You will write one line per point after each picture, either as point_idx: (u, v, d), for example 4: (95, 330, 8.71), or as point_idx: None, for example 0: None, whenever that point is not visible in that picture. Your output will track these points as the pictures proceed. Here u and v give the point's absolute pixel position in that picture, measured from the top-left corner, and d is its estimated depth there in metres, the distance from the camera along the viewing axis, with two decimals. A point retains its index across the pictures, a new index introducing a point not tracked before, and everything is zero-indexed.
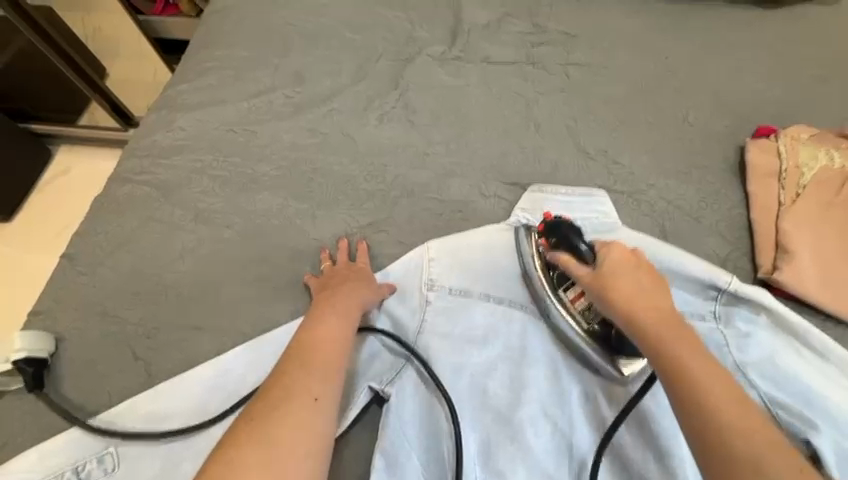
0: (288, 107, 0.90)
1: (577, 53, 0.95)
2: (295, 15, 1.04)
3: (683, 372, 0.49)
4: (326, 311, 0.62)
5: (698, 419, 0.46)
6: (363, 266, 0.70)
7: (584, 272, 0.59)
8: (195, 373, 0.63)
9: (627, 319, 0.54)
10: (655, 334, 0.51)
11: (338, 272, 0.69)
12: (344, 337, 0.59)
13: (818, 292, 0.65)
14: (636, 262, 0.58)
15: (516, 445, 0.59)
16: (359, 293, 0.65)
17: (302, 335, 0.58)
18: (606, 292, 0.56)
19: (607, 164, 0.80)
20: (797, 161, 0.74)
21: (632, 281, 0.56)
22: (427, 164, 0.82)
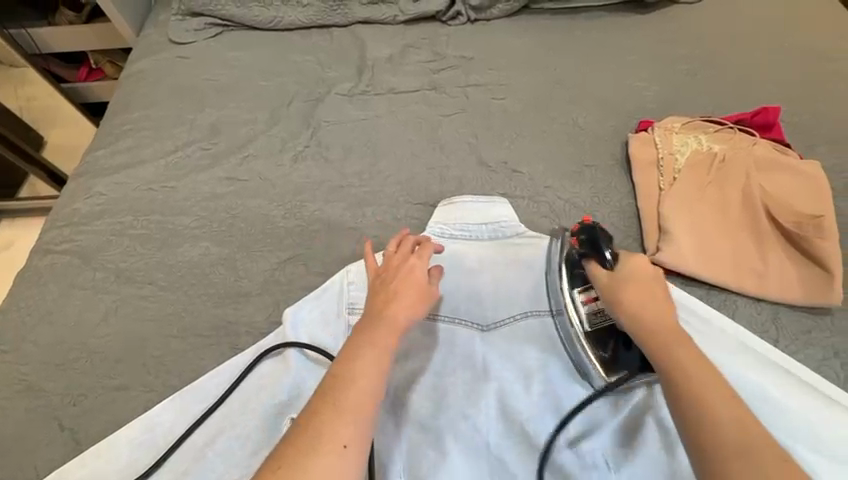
0: (205, 160, 0.93)
1: (474, 74, 1.02)
2: (209, 71, 1.09)
3: (679, 366, 0.51)
4: (362, 333, 0.57)
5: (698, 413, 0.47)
6: (409, 268, 0.64)
7: (600, 272, 0.63)
8: (114, 437, 0.64)
9: (638, 325, 0.56)
10: (664, 342, 0.53)
11: (387, 277, 0.64)
12: (380, 362, 0.54)
13: (699, 266, 0.71)
14: (656, 272, 0.61)
15: (437, 451, 0.63)
16: (399, 308, 0.59)
17: (335, 366, 0.54)
18: (616, 295, 0.59)
19: (508, 174, 0.86)
20: (671, 149, 0.82)
21: (650, 296, 0.58)
22: (342, 196, 0.86)
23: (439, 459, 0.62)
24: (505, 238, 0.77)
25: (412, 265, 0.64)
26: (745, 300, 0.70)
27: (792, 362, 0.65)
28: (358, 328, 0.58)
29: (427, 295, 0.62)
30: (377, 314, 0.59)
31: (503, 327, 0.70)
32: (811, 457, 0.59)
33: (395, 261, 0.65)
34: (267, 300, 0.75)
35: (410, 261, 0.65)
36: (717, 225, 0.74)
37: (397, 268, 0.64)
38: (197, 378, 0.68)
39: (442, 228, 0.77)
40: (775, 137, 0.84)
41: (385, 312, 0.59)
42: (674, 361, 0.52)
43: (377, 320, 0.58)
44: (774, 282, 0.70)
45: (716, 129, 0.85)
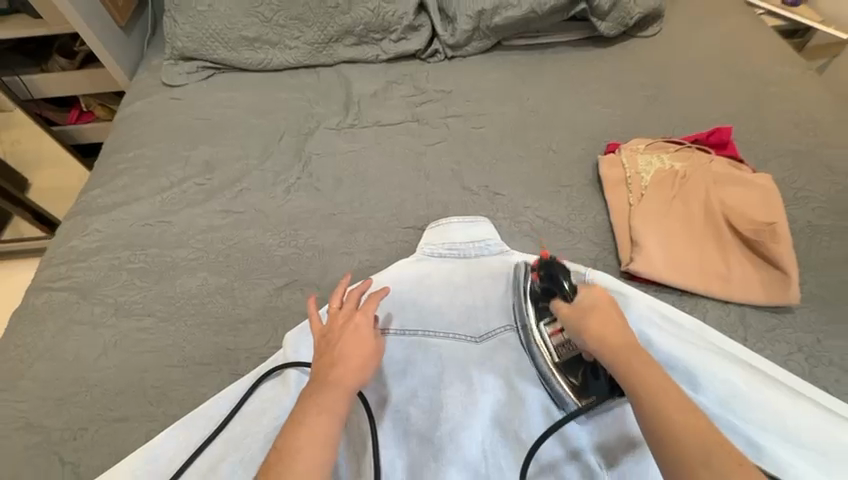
0: (201, 194, 0.97)
1: (454, 106, 1.09)
2: (202, 111, 1.14)
3: (634, 377, 0.52)
4: (307, 399, 0.55)
5: (667, 428, 0.47)
6: (353, 328, 0.61)
7: (562, 308, 0.62)
8: (118, 470, 0.64)
9: (606, 349, 0.55)
10: (625, 360, 0.53)
11: (331, 340, 0.61)
12: (326, 427, 0.52)
13: (671, 275, 0.76)
14: (611, 299, 0.61)
15: (438, 462, 0.65)
16: (350, 374, 0.57)
17: (283, 438, 0.52)
18: (579, 322, 0.58)
19: (489, 196, 0.92)
20: (638, 168, 0.89)
21: (609, 321, 0.57)
22: (334, 223, 0.91)
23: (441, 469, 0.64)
24: (490, 254, 0.81)
25: (357, 323, 0.62)
26: (713, 304, 0.76)
27: (761, 360, 0.69)
28: (305, 395, 0.56)
29: (374, 351, 0.60)
30: (323, 379, 0.56)
31: (492, 338, 0.74)
32: (784, 445, 0.63)
33: (339, 319, 0.63)
34: (265, 326, 0.78)
35: (355, 318, 0.62)
36: (685, 236, 0.80)
37: (342, 328, 0.62)
38: (199, 405, 0.70)
39: (431, 248, 0.81)
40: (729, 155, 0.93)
41: (331, 378, 0.56)
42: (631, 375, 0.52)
43: (323, 383, 0.56)
44: (740, 285, 0.75)
45: (677, 148, 0.92)
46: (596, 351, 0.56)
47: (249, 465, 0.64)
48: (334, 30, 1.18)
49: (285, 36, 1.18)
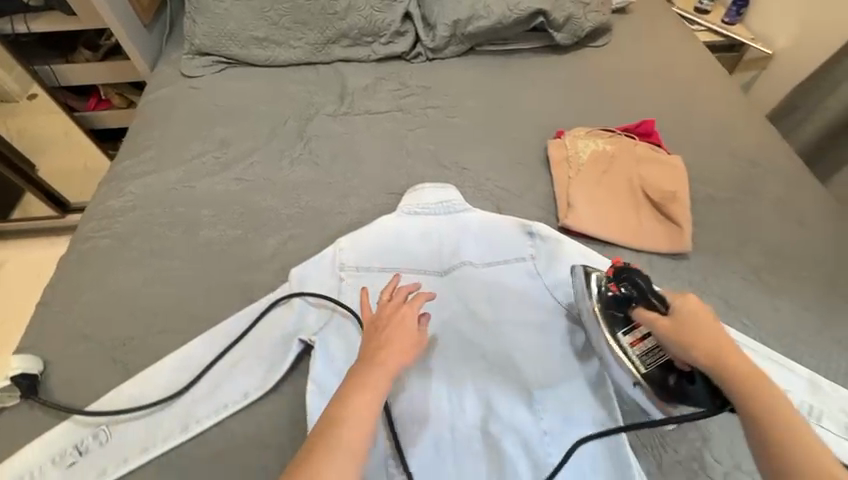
0: (218, 166, 1.16)
1: (432, 100, 1.30)
2: (218, 99, 1.33)
3: (741, 380, 0.61)
4: (359, 373, 0.67)
5: (761, 419, 0.58)
6: (401, 319, 0.75)
7: (658, 318, 0.69)
8: (161, 365, 0.82)
9: (702, 356, 0.64)
10: (719, 361, 0.63)
11: (382, 325, 0.74)
12: (372, 398, 0.65)
13: (595, 229, 0.97)
14: (707, 311, 0.68)
15: None
16: (390, 357, 0.69)
17: (335, 401, 0.65)
18: (682, 333, 0.66)
19: (458, 170, 1.12)
20: (577, 149, 1.10)
21: (710, 330, 0.66)
22: (330, 190, 1.10)
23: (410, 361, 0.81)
24: (455, 213, 1.01)
25: (404, 314, 0.76)
26: (629, 252, 0.97)
27: (658, 288, 0.90)
28: (357, 372, 0.68)
29: (416, 341, 0.74)
30: (372, 360, 0.69)
31: (453, 270, 0.92)
32: None
33: (388, 309, 0.77)
34: (273, 266, 0.97)
35: (402, 310, 0.77)
36: (609, 201, 1.02)
37: (391, 317, 0.76)
38: (221, 322, 0.88)
39: (408, 208, 1.01)
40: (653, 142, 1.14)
41: (376, 360, 0.69)
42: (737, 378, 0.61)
43: (372, 364, 0.68)
44: (649, 237, 0.96)
45: (610, 135, 1.14)
46: (692, 358, 0.65)
47: (263, 363, 0.82)
48: (332, 33, 1.38)
49: (290, 37, 1.39)
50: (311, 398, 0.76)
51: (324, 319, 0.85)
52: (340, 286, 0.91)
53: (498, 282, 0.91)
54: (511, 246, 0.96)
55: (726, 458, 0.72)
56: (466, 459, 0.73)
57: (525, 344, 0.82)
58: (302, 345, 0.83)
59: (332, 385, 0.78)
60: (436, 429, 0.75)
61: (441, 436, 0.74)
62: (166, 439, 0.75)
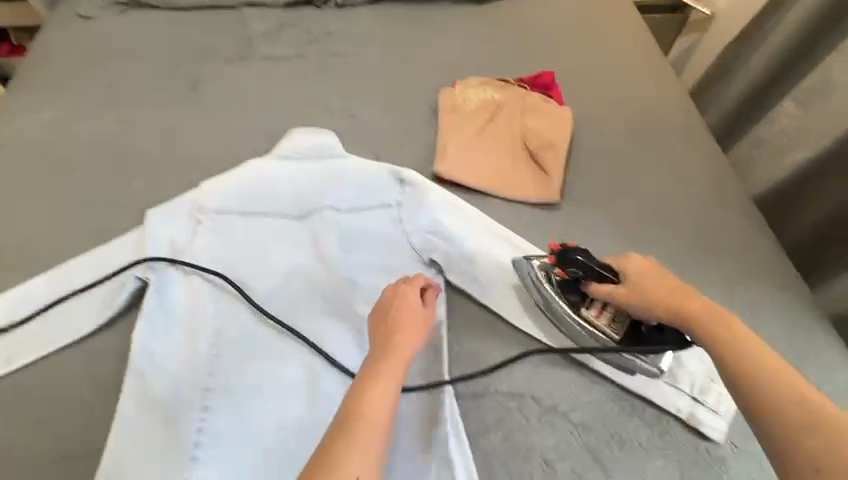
0: (98, 108, 1.11)
1: (334, 46, 1.24)
2: (111, 39, 1.26)
3: (725, 341, 0.59)
4: (373, 361, 0.65)
5: (759, 373, 0.55)
6: (404, 296, 0.72)
7: (614, 289, 0.70)
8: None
9: (669, 313, 0.64)
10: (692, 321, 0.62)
11: (387, 306, 0.71)
12: (389, 383, 0.62)
13: (468, 179, 0.95)
14: (655, 267, 0.70)
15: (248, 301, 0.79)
16: (405, 340, 0.67)
17: (356, 383, 0.62)
18: (643, 297, 0.67)
19: (344, 118, 1.09)
20: (466, 99, 1.07)
21: (669, 289, 0.66)
22: (209, 135, 1.07)
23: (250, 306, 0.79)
24: (328, 158, 0.97)
25: (405, 293, 0.72)
26: (500, 202, 0.95)
27: (518, 238, 0.88)
28: (372, 361, 0.65)
29: (423, 324, 0.71)
30: (387, 346, 0.66)
31: (312, 216, 0.89)
32: (512, 295, 0.82)
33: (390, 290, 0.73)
34: (136, 209, 0.95)
35: (402, 289, 0.73)
36: (488, 151, 0.99)
37: (399, 296, 0.72)
38: (67, 260, 0.85)
39: (280, 153, 0.97)
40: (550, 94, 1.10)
41: (390, 346, 0.66)
42: (715, 339, 0.60)
43: (386, 346, 0.66)
44: (521, 187, 0.94)
45: (504, 84, 1.10)
46: (659, 315, 0.65)
47: (97, 300, 0.80)
48: None
49: None
50: (136, 342, 0.74)
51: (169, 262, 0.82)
52: (193, 230, 0.87)
53: (359, 231, 0.87)
54: (379, 193, 0.92)
55: (542, 401, 0.72)
56: (284, 395, 0.72)
57: (369, 288, 0.81)
58: (138, 282, 0.80)
59: (164, 328, 0.76)
60: (259, 365, 0.74)
61: (263, 372, 0.73)
62: None
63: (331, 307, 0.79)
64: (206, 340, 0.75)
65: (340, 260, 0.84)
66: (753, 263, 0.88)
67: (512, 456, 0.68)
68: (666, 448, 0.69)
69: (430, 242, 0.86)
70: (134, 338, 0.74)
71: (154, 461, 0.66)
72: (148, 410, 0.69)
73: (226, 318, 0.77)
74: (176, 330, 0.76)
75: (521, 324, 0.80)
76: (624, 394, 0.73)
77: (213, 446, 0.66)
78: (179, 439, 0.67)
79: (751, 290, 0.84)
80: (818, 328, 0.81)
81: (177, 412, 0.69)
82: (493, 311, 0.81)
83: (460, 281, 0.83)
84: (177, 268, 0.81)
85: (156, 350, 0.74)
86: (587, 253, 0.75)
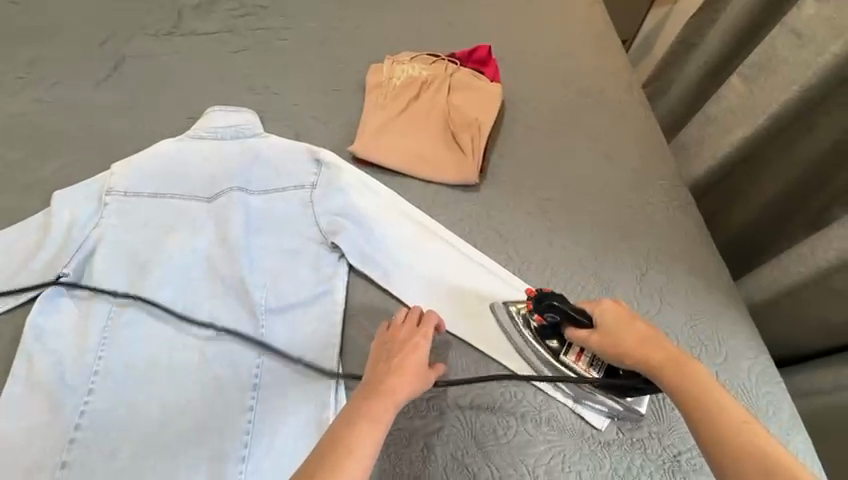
0: (18, 85, 1.08)
1: (266, 20, 1.19)
2: (37, 14, 1.21)
3: (700, 396, 0.56)
4: (360, 402, 0.58)
5: (730, 438, 0.52)
6: (413, 348, 0.66)
7: (588, 336, 0.67)
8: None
9: (641, 365, 0.62)
10: (661, 373, 0.60)
11: (392, 350, 0.66)
12: (376, 434, 0.55)
13: (385, 158, 0.92)
14: (629, 313, 0.67)
15: (149, 286, 0.78)
16: (403, 386, 0.61)
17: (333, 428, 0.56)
18: (615, 347, 0.64)
19: (268, 96, 1.05)
20: (392, 75, 1.03)
21: (642, 337, 0.64)
22: (129, 114, 1.04)
23: (151, 291, 0.78)
24: (245, 138, 0.94)
25: (417, 346, 0.66)
26: (418, 182, 0.92)
27: (433, 223, 0.85)
28: (357, 396, 0.60)
29: (423, 379, 0.64)
30: (381, 388, 0.60)
31: (221, 198, 0.87)
32: (417, 281, 0.81)
33: (400, 336, 0.67)
34: (47, 189, 0.93)
35: (415, 339, 0.67)
36: (409, 130, 0.95)
37: (402, 343, 0.66)
38: None
39: (196, 132, 0.94)
40: (483, 70, 1.05)
41: (385, 385, 0.60)
42: (687, 393, 0.57)
43: (378, 392, 0.59)
44: (439, 167, 0.91)
45: (434, 60, 1.05)
46: (631, 365, 0.63)
47: (2, 290, 0.78)
48: None
49: None
50: (29, 327, 0.73)
51: (75, 246, 0.81)
52: (100, 211, 0.84)
53: (269, 216, 0.86)
54: (294, 174, 0.89)
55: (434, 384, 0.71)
56: (172, 376, 0.71)
57: (270, 272, 0.80)
58: (46, 277, 0.78)
59: (65, 315, 0.75)
60: (152, 349, 0.73)
61: (154, 355, 0.73)
62: None
63: (233, 293, 0.78)
64: (99, 324, 0.74)
65: (245, 245, 0.82)
66: (671, 246, 0.85)
67: (392, 440, 0.67)
68: (550, 435, 0.68)
69: (339, 226, 0.83)
70: (30, 323, 0.73)
71: (32, 443, 0.65)
72: (37, 395, 0.68)
73: (125, 303, 0.76)
74: (75, 315, 0.76)
75: None
76: (514, 378, 0.73)
77: (94, 428, 0.67)
78: (61, 422, 0.67)
79: (664, 272, 0.82)
80: (730, 312, 0.79)
81: (61, 394, 0.68)
82: (395, 296, 0.80)
83: (366, 266, 0.81)
84: (82, 254, 0.81)
85: (50, 334, 0.73)
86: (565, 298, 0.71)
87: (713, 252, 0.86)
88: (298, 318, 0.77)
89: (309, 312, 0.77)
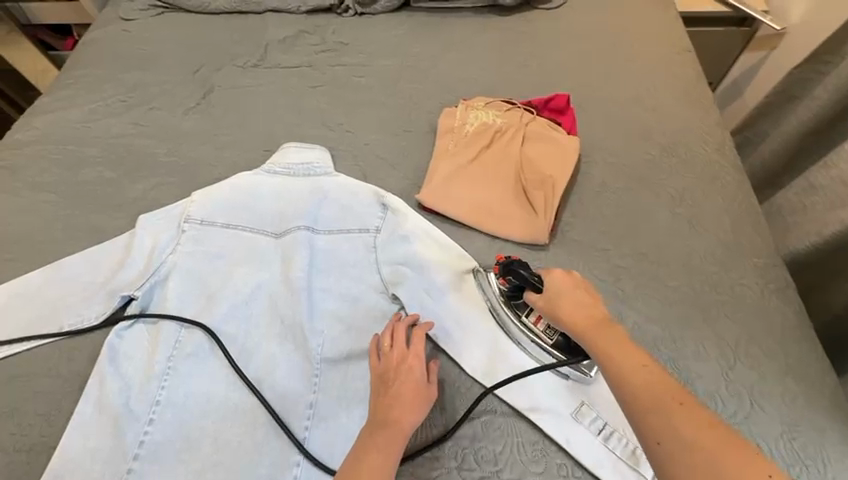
0: (120, 108, 1.17)
1: (345, 57, 1.23)
2: (142, 42, 1.32)
3: (608, 347, 0.56)
4: (366, 436, 0.59)
5: (633, 381, 0.51)
6: (408, 371, 0.64)
7: (536, 299, 0.69)
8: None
9: (569, 324, 0.62)
10: (581, 331, 0.60)
11: (388, 378, 0.64)
12: (386, 468, 0.56)
13: (451, 207, 0.90)
14: (575, 281, 0.68)
15: (215, 320, 0.80)
16: (405, 413, 0.60)
17: (344, 468, 0.56)
18: (552, 309, 0.65)
19: (340, 133, 1.07)
20: (465, 120, 1.01)
21: (574, 298, 0.65)
22: (212, 142, 1.10)
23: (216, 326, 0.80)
24: (316, 176, 0.95)
25: (411, 367, 0.65)
26: (482, 236, 0.89)
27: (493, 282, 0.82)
28: (363, 434, 0.59)
29: (425, 397, 0.63)
30: (383, 419, 0.60)
31: (288, 235, 0.88)
32: (474, 342, 0.77)
33: (394, 359, 0.66)
34: (133, 210, 1.00)
35: (409, 360, 0.66)
36: (478, 179, 0.93)
37: (397, 369, 0.65)
38: (62, 260, 0.88)
39: (272, 166, 0.96)
40: (560, 121, 1.01)
41: (388, 418, 0.60)
42: (599, 347, 0.56)
43: (380, 425, 0.59)
44: (506, 223, 0.88)
45: (509, 107, 1.03)
46: (563, 326, 0.63)
47: (83, 308, 0.83)
48: None
49: None
50: (104, 349, 0.77)
51: (151, 272, 0.84)
52: (177, 237, 0.88)
53: (332, 257, 0.86)
54: (359, 215, 0.90)
55: (487, 464, 0.67)
56: (226, 415, 0.72)
57: (330, 319, 0.80)
58: (125, 299, 0.82)
59: (137, 339, 0.79)
60: (211, 384, 0.75)
61: (211, 391, 0.74)
62: None
63: (292, 337, 0.79)
64: (165, 352, 0.77)
65: (307, 289, 0.82)
66: (761, 336, 0.76)
67: None
68: None
69: (399, 275, 0.82)
70: (105, 345, 0.77)
71: (94, 467, 0.68)
72: (104, 418, 0.71)
73: (191, 333, 0.79)
74: (146, 340, 0.79)
75: (474, 373, 0.75)
76: (577, 470, 0.67)
77: (150, 460, 0.68)
78: (122, 448, 0.69)
79: (755, 369, 0.73)
80: (833, 425, 0.68)
81: (125, 420, 0.71)
82: (449, 356, 0.77)
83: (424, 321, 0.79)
84: (158, 281, 0.84)
85: (122, 357, 0.77)
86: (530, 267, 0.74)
87: (814, 350, 0.76)
88: (351, 371, 0.75)
89: (364, 367, 0.75)
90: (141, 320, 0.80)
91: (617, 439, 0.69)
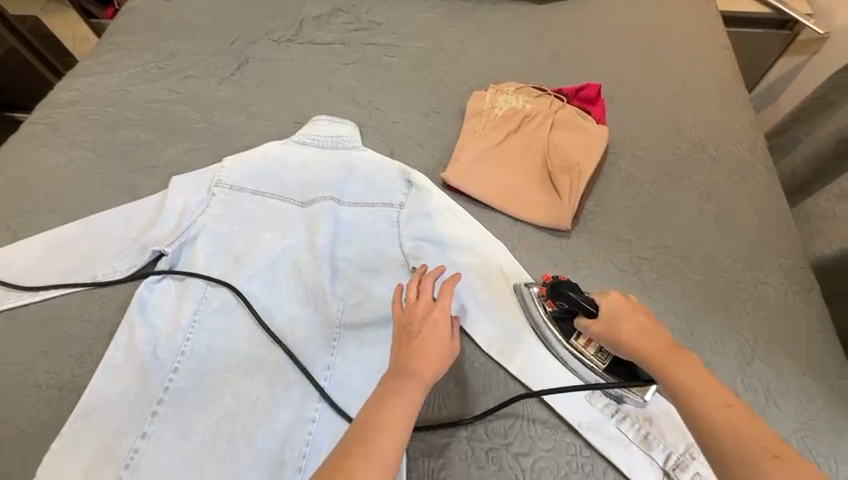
0: (158, 75, 1.20)
1: (378, 37, 1.24)
2: (182, 13, 1.35)
3: (686, 386, 0.54)
4: (388, 385, 0.60)
5: (715, 426, 0.50)
6: (433, 324, 0.65)
7: (590, 324, 0.65)
8: (29, 240, 0.88)
9: (636, 353, 0.59)
10: (656, 363, 0.57)
11: (412, 329, 0.65)
12: (409, 414, 0.57)
13: (475, 188, 0.90)
14: (632, 302, 0.64)
15: (240, 281, 0.83)
16: (429, 364, 0.61)
17: (365, 413, 0.57)
18: (615, 337, 0.61)
19: (369, 110, 1.09)
20: (494, 104, 1.01)
21: (636, 322, 0.61)
22: (244, 111, 1.12)
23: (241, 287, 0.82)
24: (344, 150, 0.97)
25: (436, 320, 0.66)
26: (505, 218, 0.90)
27: (511, 263, 0.83)
28: (385, 382, 0.60)
29: (447, 350, 0.64)
30: (406, 369, 0.61)
31: (314, 204, 0.90)
32: (490, 319, 0.78)
33: (419, 314, 0.66)
34: (166, 172, 1.03)
35: (434, 314, 0.66)
36: (503, 163, 0.93)
37: (422, 321, 0.66)
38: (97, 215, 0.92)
39: (301, 137, 0.98)
40: (590, 110, 1.00)
41: (412, 368, 0.61)
42: (676, 382, 0.54)
43: (404, 375, 0.60)
44: (529, 207, 0.88)
45: (539, 94, 1.03)
46: (626, 354, 0.60)
47: (114, 261, 0.86)
48: None
49: None
50: (133, 300, 0.80)
51: (181, 231, 0.87)
52: (207, 200, 0.91)
53: (356, 229, 0.88)
54: (384, 190, 0.91)
55: (497, 437, 0.69)
56: (247, 371, 0.75)
57: (350, 287, 0.82)
58: (155, 254, 0.85)
59: (165, 293, 0.82)
60: (234, 340, 0.78)
61: (234, 347, 0.77)
62: (15, 300, 0.83)
63: (313, 302, 0.81)
64: (192, 307, 0.80)
65: (329, 257, 0.84)
66: (781, 334, 0.75)
67: None
68: None
69: (420, 250, 0.84)
70: (135, 297, 0.81)
71: (122, 408, 0.71)
72: (132, 364, 0.75)
73: (216, 291, 0.82)
74: (173, 295, 0.82)
75: (488, 349, 0.76)
76: (587, 450, 0.68)
77: (175, 405, 0.71)
78: (149, 393, 0.72)
79: (774, 367, 0.72)
80: None
81: (152, 368, 0.74)
82: (464, 331, 0.78)
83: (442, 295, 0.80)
84: (187, 240, 0.87)
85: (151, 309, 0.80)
86: (579, 289, 0.70)
87: (835, 352, 0.75)
88: (368, 338, 0.77)
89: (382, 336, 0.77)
90: (170, 276, 0.83)
91: (630, 423, 0.69)
